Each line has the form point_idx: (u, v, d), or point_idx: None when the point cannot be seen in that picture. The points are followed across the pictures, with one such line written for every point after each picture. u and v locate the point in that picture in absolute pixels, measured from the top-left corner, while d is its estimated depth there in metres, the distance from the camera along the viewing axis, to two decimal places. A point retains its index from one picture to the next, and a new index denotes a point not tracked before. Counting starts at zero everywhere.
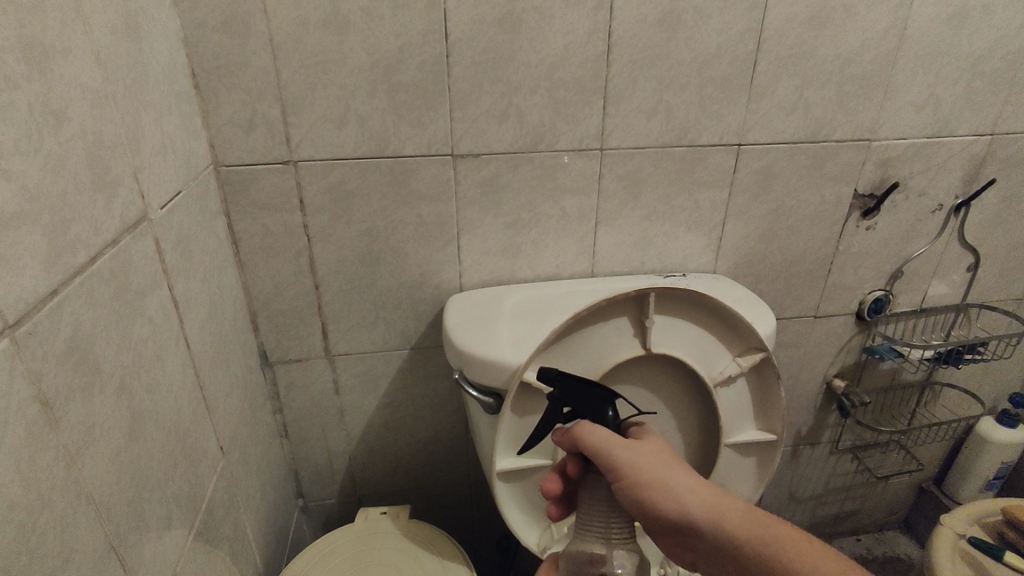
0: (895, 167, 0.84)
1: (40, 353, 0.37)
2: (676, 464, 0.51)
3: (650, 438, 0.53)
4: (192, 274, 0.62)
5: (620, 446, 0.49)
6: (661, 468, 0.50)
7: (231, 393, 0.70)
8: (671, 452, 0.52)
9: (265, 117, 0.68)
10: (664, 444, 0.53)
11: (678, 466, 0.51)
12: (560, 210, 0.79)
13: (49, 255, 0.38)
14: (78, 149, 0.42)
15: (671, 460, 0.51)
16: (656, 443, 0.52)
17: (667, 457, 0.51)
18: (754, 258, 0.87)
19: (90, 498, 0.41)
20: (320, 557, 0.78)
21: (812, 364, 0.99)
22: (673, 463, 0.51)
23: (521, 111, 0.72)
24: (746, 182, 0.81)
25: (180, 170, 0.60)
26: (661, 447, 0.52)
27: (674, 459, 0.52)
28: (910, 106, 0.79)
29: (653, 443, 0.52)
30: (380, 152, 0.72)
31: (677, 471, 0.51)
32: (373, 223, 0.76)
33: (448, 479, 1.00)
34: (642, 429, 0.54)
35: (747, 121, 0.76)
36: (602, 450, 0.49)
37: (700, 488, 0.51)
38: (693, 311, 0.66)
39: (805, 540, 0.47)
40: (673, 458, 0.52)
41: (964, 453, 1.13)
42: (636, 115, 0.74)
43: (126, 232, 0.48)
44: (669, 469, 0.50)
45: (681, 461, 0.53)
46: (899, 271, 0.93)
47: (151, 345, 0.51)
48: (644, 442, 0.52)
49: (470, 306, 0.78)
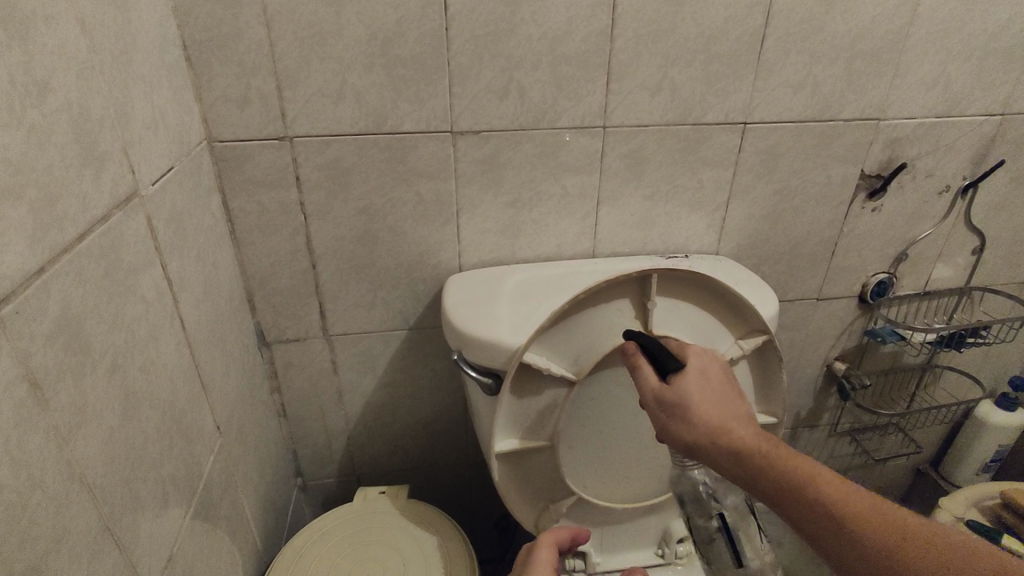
0: (902, 147, 0.82)
1: (27, 332, 0.36)
2: (704, 401, 0.53)
3: (696, 366, 0.56)
4: (187, 253, 0.60)
5: (647, 378, 0.56)
6: (673, 406, 0.54)
7: (228, 372, 0.70)
8: (712, 391, 0.54)
9: (260, 91, 0.66)
10: (717, 380, 0.55)
11: (699, 405, 0.53)
12: (561, 189, 0.78)
13: (34, 232, 0.37)
14: (64, 120, 0.41)
15: (695, 397, 0.53)
16: (693, 377, 0.55)
17: (692, 396, 0.53)
18: (757, 239, 0.86)
19: (83, 479, 0.40)
20: (320, 536, 0.78)
21: (814, 347, 0.99)
22: (691, 403, 0.53)
23: (523, 87, 0.70)
24: (750, 162, 0.79)
25: (171, 144, 0.58)
26: (694, 382, 0.54)
27: (711, 394, 0.54)
28: (920, 84, 0.77)
29: (687, 379, 0.54)
30: (378, 129, 0.70)
31: (693, 408, 0.53)
32: (370, 202, 0.75)
33: (448, 458, 1.00)
34: (697, 356, 0.57)
35: (753, 99, 0.75)
36: (640, 378, 0.57)
37: (720, 420, 0.52)
38: (696, 293, 0.65)
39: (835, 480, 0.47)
40: (697, 395, 0.53)
41: (962, 436, 1.13)
42: (640, 92, 0.72)
43: (116, 208, 0.47)
44: (682, 407, 0.53)
45: (720, 398, 0.54)
46: (903, 254, 0.92)
47: (144, 324, 0.50)
48: (681, 376, 0.54)
49: (470, 286, 0.77)
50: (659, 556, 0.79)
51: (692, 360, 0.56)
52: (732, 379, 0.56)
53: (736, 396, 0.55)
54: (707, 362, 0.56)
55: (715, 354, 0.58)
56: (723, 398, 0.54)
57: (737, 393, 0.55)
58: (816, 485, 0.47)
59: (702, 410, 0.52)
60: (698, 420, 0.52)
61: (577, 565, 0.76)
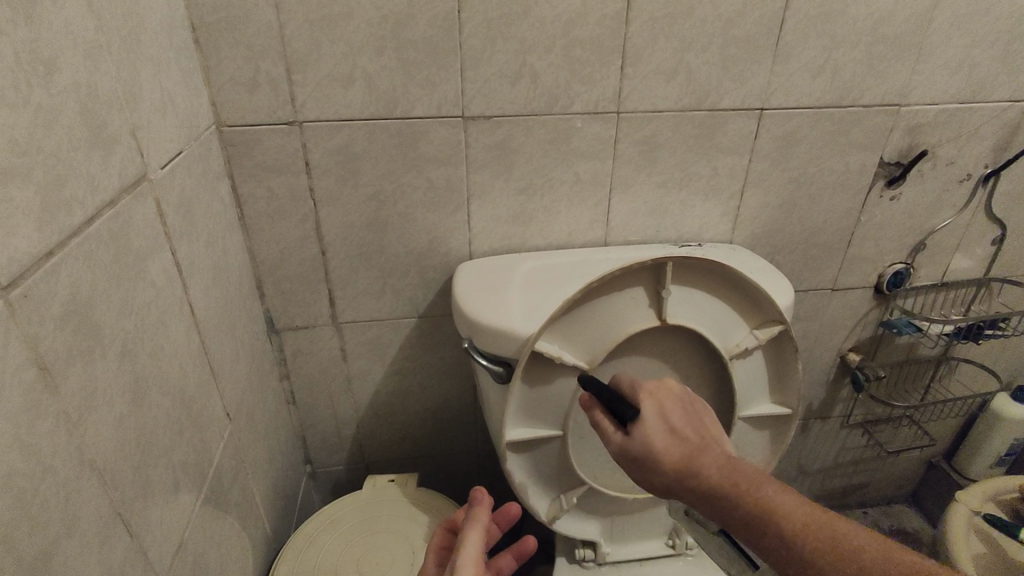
0: (923, 134, 0.80)
1: (36, 315, 0.35)
2: (666, 447, 0.52)
3: (652, 408, 0.54)
4: (196, 239, 0.60)
5: (609, 432, 0.55)
6: (640, 459, 0.53)
7: (237, 358, 0.70)
8: (673, 430, 0.53)
9: (268, 75, 0.65)
10: (676, 415, 0.54)
11: (665, 454, 0.51)
12: (574, 175, 0.77)
13: (43, 215, 0.37)
14: (71, 101, 0.40)
15: (655, 445, 0.52)
16: (652, 421, 0.53)
17: (655, 445, 0.52)
18: (772, 228, 0.85)
19: (94, 464, 0.40)
20: (329, 523, 0.78)
21: (828, 337, 0.97)
22: (656, 454, 0.52)
23: (536, 71, 0.69)
24: (767, 148, 0.78)
25: (180, 129, 0.57)
26: (653, 427, 0.53)
27: (673, 438, 0.52)
28: (944, 69, 0.75)
29: (645, 428, 0.53)
30: (388, 114, 0.69)
31: (658, 458, 0.52)
32: (381, 187, 0.74)
33: (457, 447, 1.00)
34: (650, 395, 0.55)
35: (771, 84, 0.73)
36: (602, 431, 0.56)
37: (686, 465, 0.51)
38: (711, 282, 0.64)
39: (810, 511, 0.47)
40: (660, 443, 0.52)
41: (977, 429, 1.11)
42: (655, 77, 0.71)
43: (125, 192, 0.47)
44: (648, 459, 0.52)
45: (683, 436, 0.52)
46: (922, 244, 0.90)
47: (154, 309, 0.50)
48: (638, 426, 0.53)
49: (480, 274, 0.76)
50: (669, 547, 0.78)
51: (646, 403, 0.54)
52: (691, 408, 0.55)
53: (699, 427, 0.54)
54: (661, 399, 0.55)
55: (666, 386, 0.56)
56: (686, 436, 0.52)
57: (699, 423, 0.54)
58: (794, 526, 0.47)
59: (666, 457, 0.51)
60: (667, 470, 0.51)
61: (587, 555, 0.76)
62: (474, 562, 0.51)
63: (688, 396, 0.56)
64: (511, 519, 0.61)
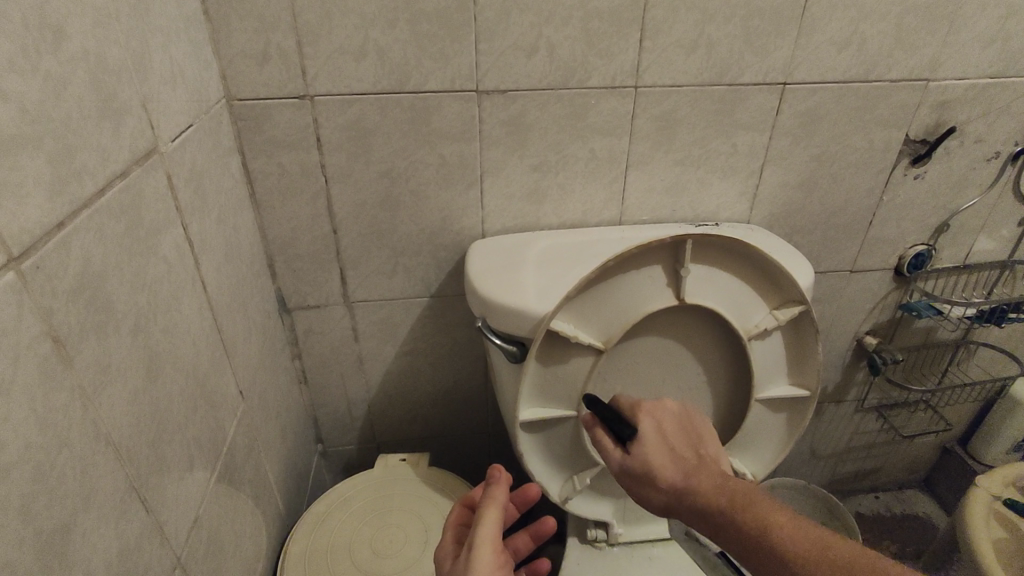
0: (951, 110, 0.78)
1: (49, 288, 0.35)
2: (663, 462, 0.54)
3: (650, 426, 0.57)
4: (207, 214, 0.59)
5: (609, 449, 0.57)
6: (640, 475, 0.54)
7: (249, 336, 0.69)
8: (670, 447, 0.55)
9: (279, 48, 0.64)
10: (674, 433, 0.56)
11: (661, 468, 0.53)
12: (589, 152, 0.75)
13: (54, 185, 0.36)
14: (80, 70, 0.39)
15: (654, 460, 0.54)
16: (650, 440, 0.56)
17: (653, 460, 0.54)
18: (791, 208, 0.83)
19: (110, 440, 0.40)
20: (342, 501, 0.78)
21: (845, 320, 0.96)
22: (654, 468, 0.53)
23: (552, 44, 0.67)
24: (788, 125, 0.76)
25: (190, 102, 0.56)
26: (652, 445, 0.55)
27: (671, 455, 0.54)
28: (976, 42, 0.73)
29: (644, 444, 0.55)
30: (401, 87, 0.67)
31: (655, 472, 0.53)
32: (393, 164, 0.72)
33: (468, 427, 1.00)
34: (648, 414, 0.58)
35: (795, 58, 0.71)
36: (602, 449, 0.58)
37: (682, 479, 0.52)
38: (732, 260, 0.62)
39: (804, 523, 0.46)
40: (656, 457, 0.54)
41: (994, 414, 1.10)
42: (675, 50, 0.69)
43: (136, 164, 0.46)
44: (646, 475, 0.54)
45: (680, 453, 0.54)
46: (945, 225, 0.88)
47: (166, 285, 0.49)
48: (638, 443, 0.55)
49: (494, 253, 0.75)
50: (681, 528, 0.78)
51: (645, 422, 0.57)
52: (688, 428, 0.57)
53: (696, 446, 0.56)
54: (659, 418, 0.58)
55: (664, 406, 0.59)
56: (683, 453, 0.54)
57: (697, 443, 0.56)
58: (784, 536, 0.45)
59: (662, 471, 0.53)
60: (664, 484, 0.53)
61: (599, 536, 0.76)
62: (494, 543, 0.51)
63: (686, 418, 0.58)
64: (530, 502, 0.62)
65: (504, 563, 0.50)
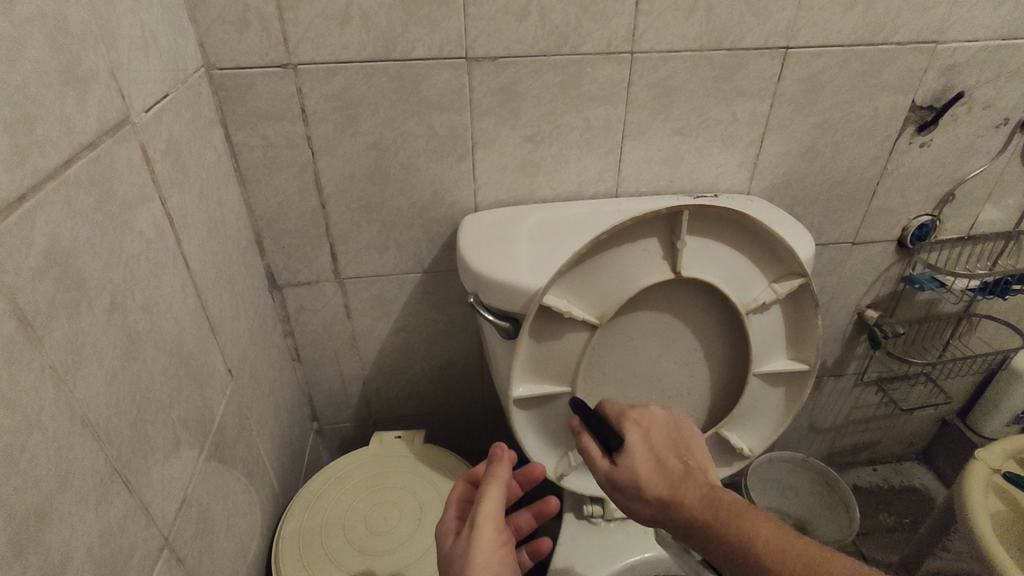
0: (960, 74, 0.75)
1: (13, 264, 0.33)
2: (651, 474, 0.52)
3: (637, 435, 0.54)
4: (189, 188, 0.57)
5: (595, 459, 0.54)
6: (628, 487, 0.52)
7: (238, 313, 0.68)
8: (657, 456, 0.53)
9: (259, 13, 0.61)
10: (660, 441, 0.55)
11: (648, 481, 0.51)
12: (584, 121, 0.73)
13: (13, 156, 0.34)
14: (37, 33, 0.37)
15: (642, 471, 0.52)
16: (638, 449, 0.53)
17: (642, 474, 0.52)
18: (792, 179, 0.81)
19: (86, 420, 0.38)
20: (337, 479, 0.78)
21: (846, 293, 0.94)
22: (643, 482, 0.51)
23: (544, 7, 0.64)
24: (790, 92, 0.73)
25: (165, 70, 0.54)
26: (639, 455, 0.53)
27: (659, 467, 0.52)
28: (987, 2, 0.70)
29: (632, 455, 0.52)
30: (387, 54, 0.65)
31: (644, 485, 0.51)
32: (381, 135, 0.70)
33: (465, 403, 0.99)
34: (634, 423, 0.55)
35: (797, 20, 0.68)
36: (588, 459, 0.55)
37: (670, 492, 0.50)
38: (730, 233, 0.61)
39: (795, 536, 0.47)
40: (644, 469, 0.52)
41: (994, 387, 1.09)
42: (672, 13, 0.66)
43: (105, 135, 0.44)
44: (635, 488, 0.52)
45: (667, 464, 0.52)
46: (950, 195, 0.86)
47: (144, 262, 0.48)
48: (625, 453, 0.53)
49: (485, 227, 0.73)
50: None
51: (631, 432, 0.55)
52: (675, 435, 0.56)
53: (681, 454, 0.54)
54: (644, 426, 0.55)
55: (650, 413, 0.57)
56: (670, 462, 0.53)
57: (683, 450, 0.55)
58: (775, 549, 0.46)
59: (651, 483, 0.51)
60: (652, 497, 0.51)
61: (596, 511, 0.76)
62: (494, 520, 0.51)
63: (671, 423, 0.57)
64: (534, 481, 0.61)
65: (504, 542, 0.50)
